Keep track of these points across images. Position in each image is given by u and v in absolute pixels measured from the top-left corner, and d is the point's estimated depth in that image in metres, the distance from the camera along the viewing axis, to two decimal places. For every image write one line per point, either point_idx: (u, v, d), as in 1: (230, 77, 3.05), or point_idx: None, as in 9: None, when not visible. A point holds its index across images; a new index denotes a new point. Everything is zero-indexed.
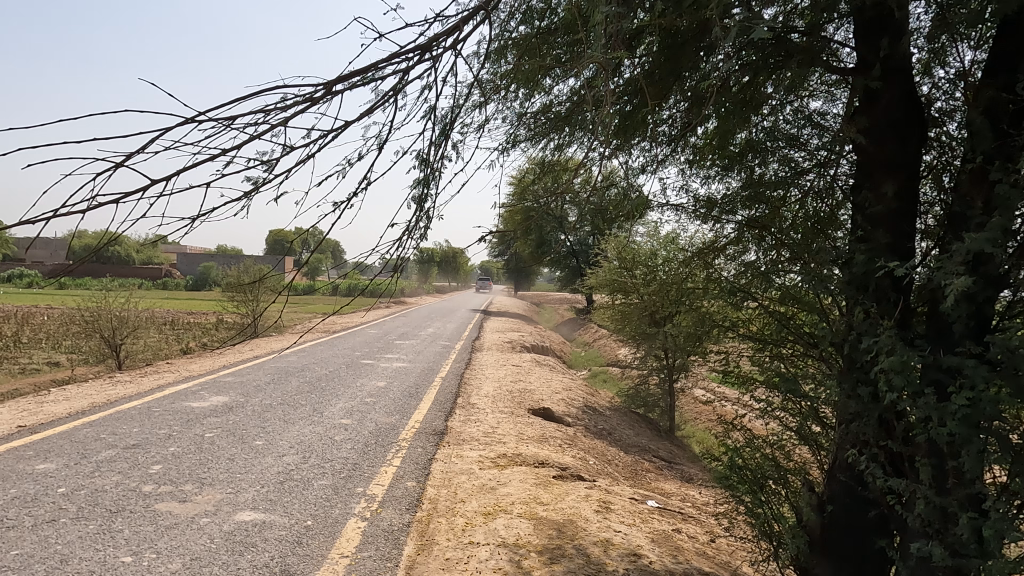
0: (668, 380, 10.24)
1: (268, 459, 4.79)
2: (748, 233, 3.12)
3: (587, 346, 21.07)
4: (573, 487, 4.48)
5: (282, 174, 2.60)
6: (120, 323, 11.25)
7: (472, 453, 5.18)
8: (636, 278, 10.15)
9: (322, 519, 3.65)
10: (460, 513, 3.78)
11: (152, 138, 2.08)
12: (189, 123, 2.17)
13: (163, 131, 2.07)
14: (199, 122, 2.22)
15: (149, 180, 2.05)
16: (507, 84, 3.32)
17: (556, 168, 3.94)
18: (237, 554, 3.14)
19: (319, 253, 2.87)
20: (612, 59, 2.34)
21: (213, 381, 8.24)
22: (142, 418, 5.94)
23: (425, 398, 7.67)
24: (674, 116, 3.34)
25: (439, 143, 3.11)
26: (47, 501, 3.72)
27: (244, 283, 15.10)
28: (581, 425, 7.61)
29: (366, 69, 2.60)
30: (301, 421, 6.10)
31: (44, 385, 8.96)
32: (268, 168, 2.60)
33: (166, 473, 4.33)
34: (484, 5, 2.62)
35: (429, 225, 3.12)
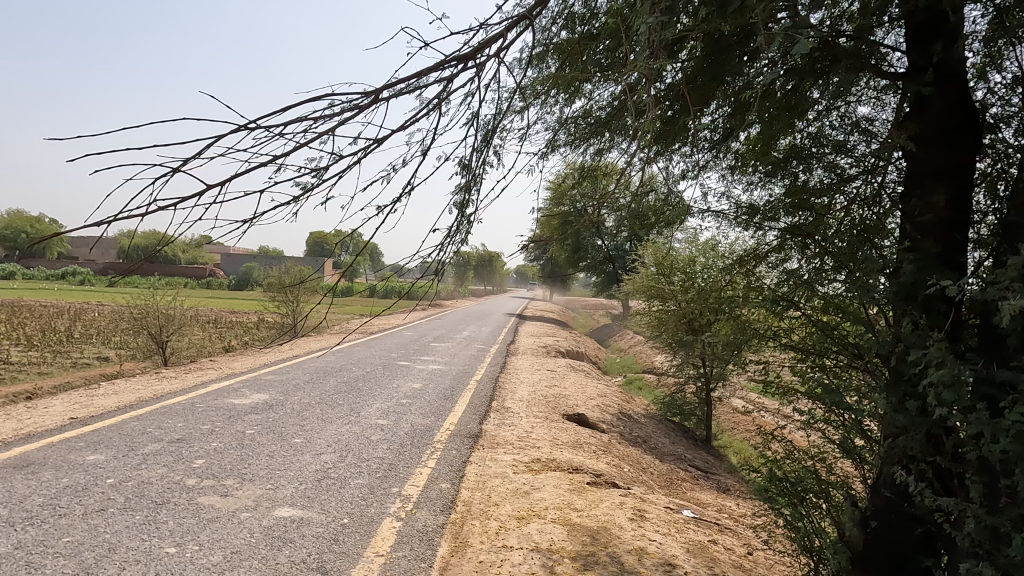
0: (705, 389, 10.08)
1: (307, 457, 4.88)
2: (792, 240, 3.07)
3: (623, 353, 20.85)
4: (607, 495, 4.44)
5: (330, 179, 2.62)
6: (167, 320, 11.59)
7: (506, 457, 5.18)
8: (674, 285, 10.07)
9: (357, 517, 3.69)
10: (494, 516, 3.79)
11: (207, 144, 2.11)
12: (241, 131, 2.19)
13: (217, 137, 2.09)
14: (251, 129, 2.25)
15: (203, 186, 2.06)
16: (548, 90, 3.32)
17: (595, 173, 3.95)
18: (276, 549, 3.21)
19: (356, 255, 2.90)
20: (656, 67, 2.29)
21: (254, 379, 8.43)
22: (186, 413, 6.11)
23: (460, 401, 7.70)
24: (716, 121, 3.31)
25: (483, 150, 3.13)
26: (97, 491, 3.86)
27: (285, 283, 15.40)
28: (616, 432, 7.55)
29: (411, 75, 2.61)
30: (339, 421, 6.19)
31: (94, 380, 9.28)
32: (316, 174, 2.63)
33: (209, 467, 4.44)
34: (527, 12, 2.62)
35: (470, 230, 3.12)
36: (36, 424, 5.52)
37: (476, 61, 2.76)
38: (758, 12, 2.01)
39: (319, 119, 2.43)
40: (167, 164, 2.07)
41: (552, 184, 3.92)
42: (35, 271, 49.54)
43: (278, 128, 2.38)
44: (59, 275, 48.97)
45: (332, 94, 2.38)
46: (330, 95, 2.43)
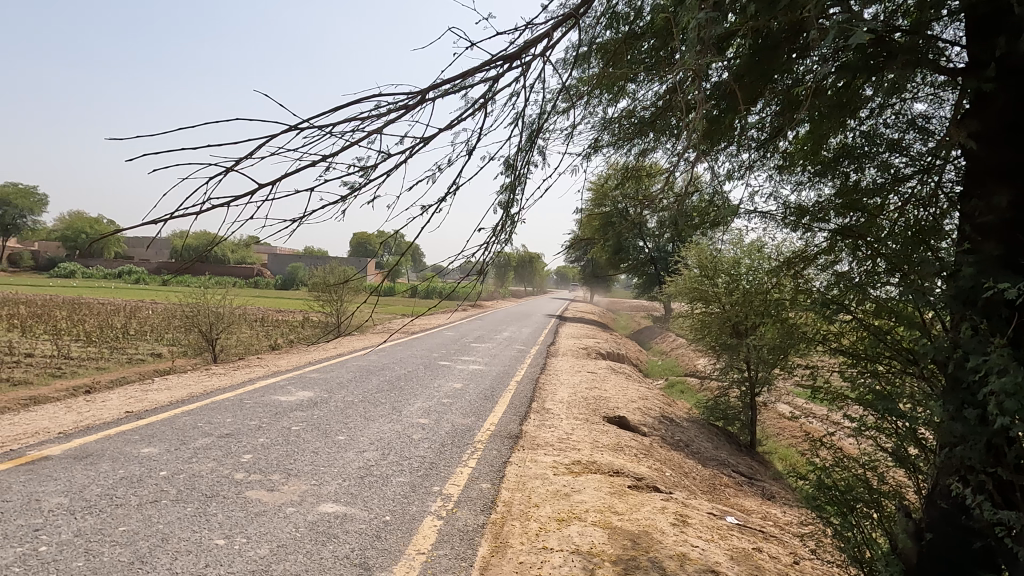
0: (750, 394, 9.87)
1: (350, 454, 4.96)
2: (842, 242, 2.99)
3: (665, 355, 20.59)
4: (649, 499, 4.39)
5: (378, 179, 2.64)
6: (217, 318, 11.93)
7: (546, 458, 5.17)
8: (717, 287, 9.91)
9: (399, 515, 3.74)
10: (534, 517, 3.79)
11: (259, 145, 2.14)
12: (292, 131, 2.22)
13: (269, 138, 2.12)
14: (301, 129, 2.28)
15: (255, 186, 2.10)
16: (593, 90, 3.30)
17: (638, 173, 3.94)
18: (320, 543, 3.27)
19: (399, 255, 2.90)
20: (704, 65, 2.25)
21: (300, 376, 8.61)
22: (235, 409, 6.28)
23: (500, 401, 7.72)
24: (764, 120, 3.26)
25: (526, 151, 3.14)
26: (151, 482, 3.99)
27: (330, 283, 15.68)
28: (657, 436, 7.46)
29: (457, 76, 2.62)
30: (381, 419, 6.27)
31: (148, 375, 9.62)
32: (364, 174, 2.65)
33: (256, 462, 4.56)
34: (574, 11, 2.60)
35: (514, 231, 3.11)
36: (95, 417, 5.75)
37: (522, 62, 2.76)
38: (810, 7, 1.96)
39: (368, 119, 2.46)
40: (220, 165, 2.10)
41: (595, 185, 3.91)
42: (93, 270, 51.62)
43: (327, 129, 2.41)
44: (116, 274, 50.92)
45: (380, 95, 2.39)
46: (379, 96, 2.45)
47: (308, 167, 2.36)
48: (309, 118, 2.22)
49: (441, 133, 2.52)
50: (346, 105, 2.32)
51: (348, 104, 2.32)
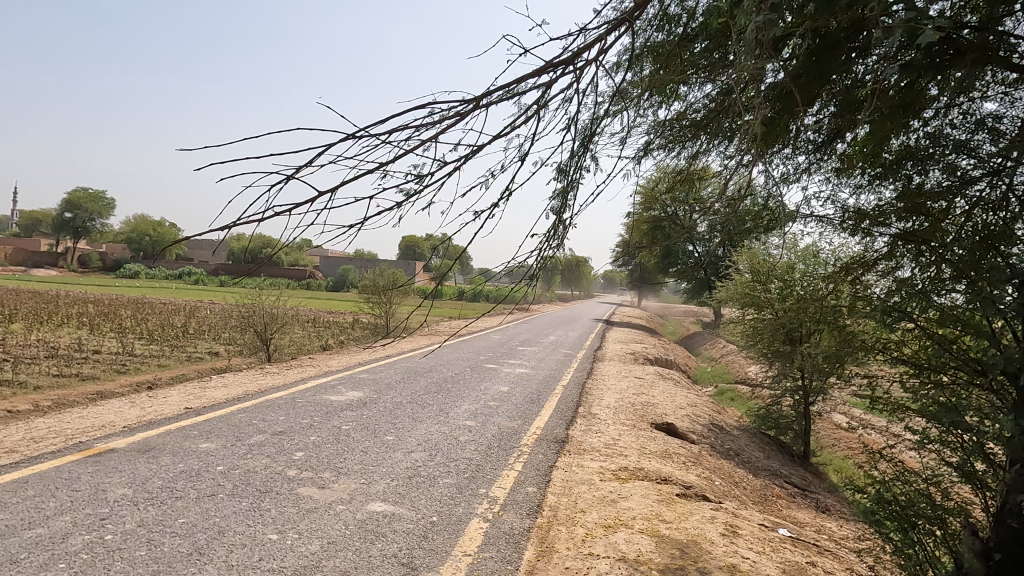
0: (804, 402, 9.59)
1: (398, 454, 5.03)
2: (905, 247, 2.89)
3: (715, 362, 20.18)
4: (697, 508, 4.31)
5: (431, 186, 2.64)
6: (271, 319, 12.27)
7: (593, 464, 5.14)
8: (770, 292, 9.68)
9: (446, 516, 3.77)
10: (580, 523, 3.76)
11: (318, 154, 2.14)
12: (349, 139, 2.24)
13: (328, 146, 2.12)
14: (358, 137, 2.30)
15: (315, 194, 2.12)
16: (645, 93, 3.27)
17: (690, 176, 3.89)
18: (369, 541, 3.32)
19: (448, 259, 2.92)
20: (761, 66, 2.20)
21: (350, 377, 8.78)
22: (288, 407, 6.45)
23: (547, 405, 7.70)
24: (821, 122, 3.18)
25: (577, 155, 3.13)
26: (208, 476, 4.14)
27: (379, 285, 15.93)
28: (706, 443, 7.32)
29: (510, 81, 2.63)
30: (429, 420, 6.34)
31: (206, 373, 9.97)
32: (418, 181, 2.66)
33: (308, 460, 4.67)
34: (628, 14, 2.58)
35: (566, 236, 3.10)
36: (157, 412, 5.99)
37: (574, 66, 2.75)
38: (872, 5, 1.90)
39: (422, 126, 2.47)
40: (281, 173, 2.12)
41: (646, 188, 3.88)
42: (156, 271, 53.79)
43: (383, 136, 2.42)
44: (178, 275, 52.97)
45: (435, 102, 2.41)
46: (433, 102, 2.47)
47: (364, 175, 2.37)
48: (366, 126, 2.24)
49: (494, 139, 2.52)
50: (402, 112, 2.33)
51: (404, 111, 2.34)
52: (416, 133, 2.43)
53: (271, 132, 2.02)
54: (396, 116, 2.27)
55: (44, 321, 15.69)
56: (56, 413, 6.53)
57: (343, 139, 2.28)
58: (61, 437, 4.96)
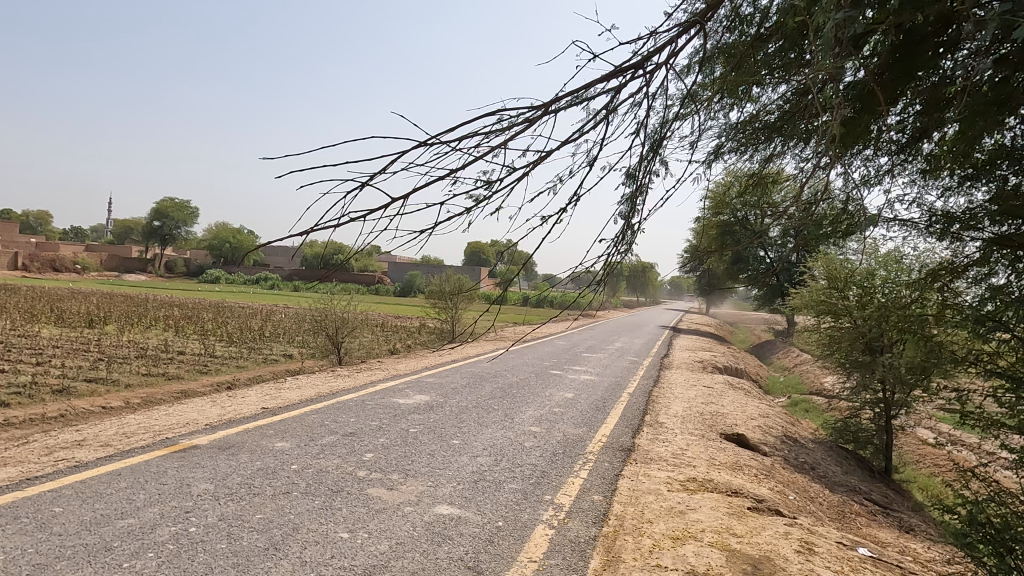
0: (885, 415, 9.11)
1: (464, 458, 5.08)
2: (998, 253, 2.74)
3: (788, 371, 19.44)
4: (770, 522, 4.16)
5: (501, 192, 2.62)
6: (342, 323, 12.63)
7: (660, 474, 5.05)
8: (848, 300, 9.27)
9: (511, 521, 3.78)
10: (648, 533, 3.70)
11: (393, 162, 2.12)
12: (423, 146, 2.23)
13: (402, 154, 2.12)
14: (431, 144, 2.28)
15: (391, 202, 2.12)
16: (717, 97, 3.20)
17: (764, 178, 3.80)
18: (436, 544, 3.36)
19: (512, 265, 2.91)
20: (842, 68, 2.12)
21: (417, 381, 8.93)
22: (358, 409, 6.63)
23: (613, 413, 7.61)
24: (905, 121, 3.04)
25: (646, 159, 3.09)
26: (284, 475, 4.30)
27: (445, 290, 16.14)
28: (779, 456, 7.06)
29: (581, 87, 2.60)
30: (494, 425, 6.38)
31: (281, 375, 10.36)
32: (488, 188, 2.64)
33: (377, 461, 4.78)
34: (701, 16, 2.52)
35: (635, 242, 3.05)
36: (236, 412, 6.28)
37: (644, 71, 2.72)
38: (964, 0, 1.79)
39: (493, 133, 2.46)
40: (355, 180, 2.12)
41: (715, 193, 3.80)
42: (235, 277, 56.33)
43: (455, 144, 2.40)
44: (255, 280, 55.35)
45: (506, 107, 2.40)
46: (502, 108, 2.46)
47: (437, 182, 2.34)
48: (439, 133, 2.23)
49: (565, 145, 2.50)
50: (475, 118, 2.31)
51: (476, 118, 2.32)
52: (485, 140, 2.43)
53: (347, 140, 2.02)
54: (467, 124, 2.29)
55: (135, 323, 16.66)
56: (145, 410, 6.94)
57: (416, 146, 2.27)
58: (149, 433, 5.26)
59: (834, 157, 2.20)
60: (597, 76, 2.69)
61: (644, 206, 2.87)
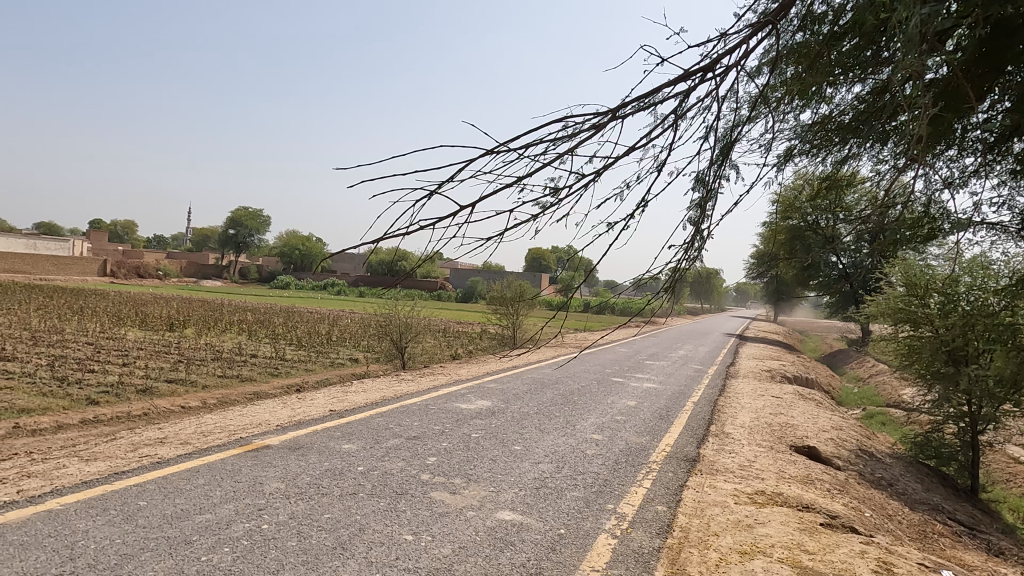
0: (970, 430, 8.61)
1: (525, 464, 5.09)
2: None
3: (862, 383, 18.59)
4: (845, 540, 3.98)
5: (567, 198, 2.64)
6: (406, 328, 12.87)
7: (727, 485, 4.91)
8: (929, 307, 8.80)
9: (573, 529, 3.76)
10: (714, 546, 3.61)
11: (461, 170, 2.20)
12: (490, 155, 2.30)
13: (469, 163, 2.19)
14: (497, 152, 2.34)
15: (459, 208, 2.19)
16: (788, 98, 3.13)
17: (838, 181, 3.69)
18: (499, 549, 3.38)
19: (572, 270, 2.90)
20: (926, 66, 2.03)
21: (479, 386, 9.00)
22: (421, 413, 6.74)
23: (676, 422, 7.45)
24: (993, 118, 2.89)
25: (716, 163, 3.04)
26: (351, 476, 4.41)
27: (506, 296, 16.22)
28: (854, 470, 6.75)
29: (648, 92, 2.60)
30: (556, 432, 6.36)
31: (347, 378, 10.63)
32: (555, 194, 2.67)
33: (440, 465, 4.84)
34: (774, 16, 2.48)
35: (705, 247, 3.01)
36: (306, 414, 6.48)
37: (714, 74, 2.69)
38: None
39: (559, 140, 2.49)
40: (426, 188, 2.20)
41: (786, 196, 3.71)
42: (303, 283, 58.24)
43: (521, 152, 2.45)
44: (322, 285, 57.02)
45: (572, 114, 2.42)
46: (568, 115, 2.49)
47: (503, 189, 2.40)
48: (506, 141, 2.29)
49: (633, 150, 2.49)
50: (541, 126, 2.35)
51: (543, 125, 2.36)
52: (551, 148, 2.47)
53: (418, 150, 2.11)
54: (534, 132, 2.33)
55: (211, 327, 17.45)
56: (220, 411, 7.25)
57: (483, 155, 2.34)
58: (224, 432, 5.49)
59: (920, 158, 2.12)
60: (665, 82, 2.68)
61: (714, 211, 2.83)
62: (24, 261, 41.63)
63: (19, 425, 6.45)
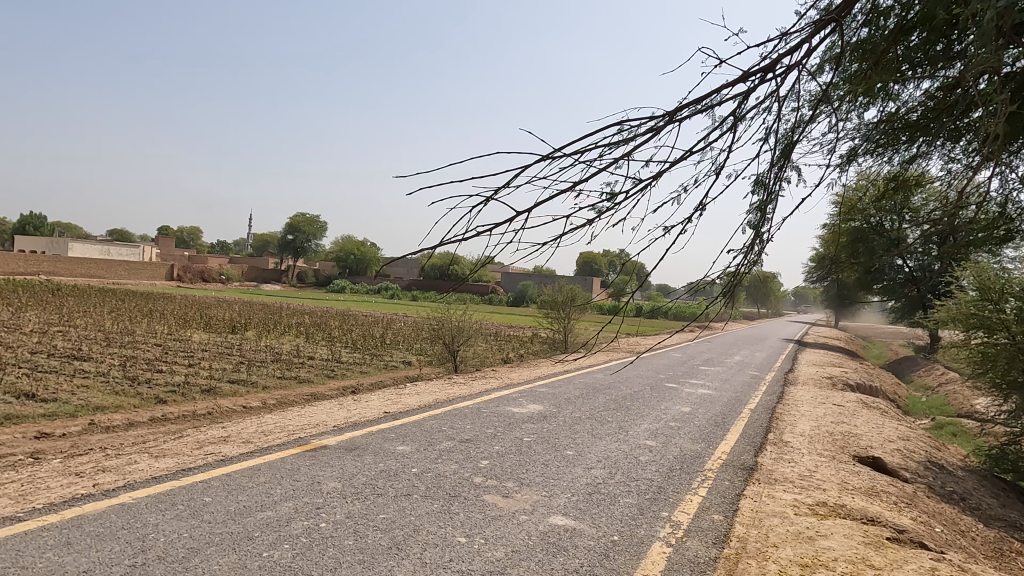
0: None
1: (578, 469, 5.06)
2: None
3: (931, 392, 17.75)
4: (914, 556, 3.80)
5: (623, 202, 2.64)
6: (458, 331, 12.99)
7: (786, 496, 4.77)
8: (1005, 313, 8.40)
9: (627, 536, 3.71)
10: (773, 558, 3.51)
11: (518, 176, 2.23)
12: (546, 160, 2.33)
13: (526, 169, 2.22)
14: (553, 158, 2.36)
15: (515, 213, 2.22)
16: (852, 97, 3.05)
17: (906, 180, 3.56)
18: (551, 554, 3.37)
19: (624, 274, 2.89)
20: (1003, 61, 1.95)
21: (530, 390, 9.01)
22: (473, 416, 6.79)
23: (732, 429, 7.28)
24: None
25: (776, 166, 2.98)
26: (405, 477, 4.47)
27: (558, 300, 16.18)
28: (923, 483, 6.46)
29: (705, 94, 2.58)
30: (608, 437, 6.31)
31: (400, 381, 10.80)
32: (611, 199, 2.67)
33: (493, 468, 4.86)
34: (836, 14, 2.43)
35: (764, 251, 2.96)
36: (361, 415, 6.62)
37: (775, 75, 2.64)
38: None
39: (615, 144, 2.49)
40: (483, 194, 2.24)
41: (850, 198, 3.60)
42: (358, 287, 59.49)
43: (576, 157, 2.47)
44: (376, 289, 58.13)
45: (629, 118, 2.43)
46: (624, 119, 2.49)
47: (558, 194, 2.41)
48: (563, 146, 2.31)
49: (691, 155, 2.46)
50: (597, 131, 2.36)
51: (599, 130, 2.37)
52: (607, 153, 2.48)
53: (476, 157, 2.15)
54: (589, 137, 2.34)
55: (270, 330, 18.02)
56: (280, 411, 7.47)
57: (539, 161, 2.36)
58: (284, 432, 5.65)
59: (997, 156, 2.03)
60: (723, 83, 2.65)
61: (773, 215, 2.77)
62: (99, 266, 43.91)
63: (94, 422, 6.80)
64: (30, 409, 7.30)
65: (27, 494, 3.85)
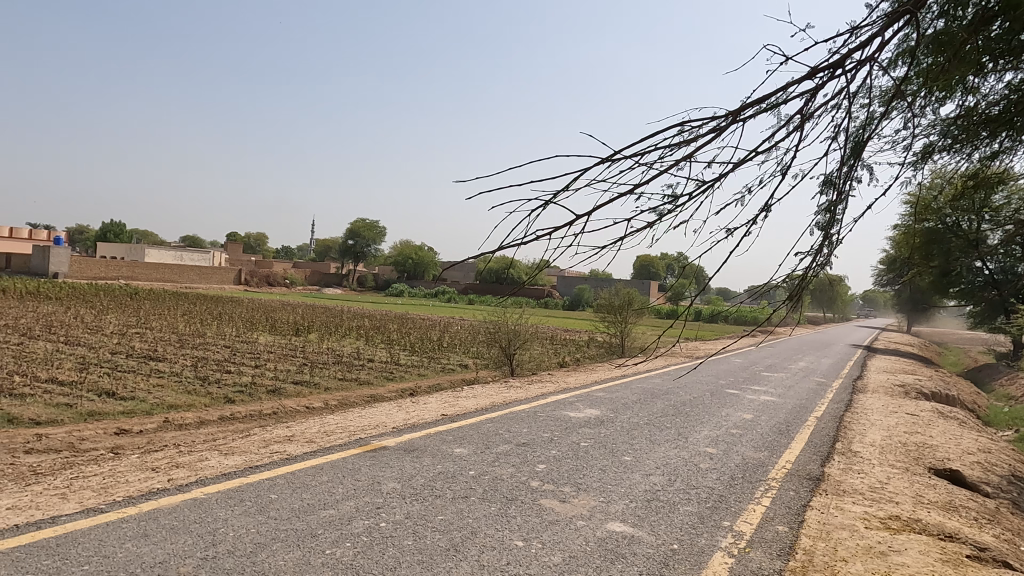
0: None
1: (636, 476, 4.99)
2: None
3: (1014, 401, 16.72)
4: None
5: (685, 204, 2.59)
6: (514, 335, 13.04)
7: (856, 508, 4.58)
8: None
9: (688, 545, 3.64)
10: (843, 573, 3.37)
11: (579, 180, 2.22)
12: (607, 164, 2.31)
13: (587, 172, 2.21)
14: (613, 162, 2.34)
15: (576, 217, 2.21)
16: (929, 91, 2.91)
17: (988, 176, 3.37)
18: (609, 561, 3.33)
19: (681, 278, 2.82)
20: None
21: (587, 394, 8.95)
22: (530, 420, 6.79)
23: (798, 437, 7.04)
24: None
25: (847, 164, 2.87)
26: (462, 479, 4.51)
27: (614, 304, 16.04)
28: (1007, 498, 6.08)
29: (771, 92, 2.51)
30: (667, 444, 6.20)
31: (457, 384, 10.91)
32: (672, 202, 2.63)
33: (550, 473, 4.85)
34: (913, 5, 2.32)
35: (834, 253, 2.85)
36: (419, 417, 6.71)
37: (845, 71, 2.55)
38: None
39: (677, 146, 2.45)
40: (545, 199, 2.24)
41: (925, 195, 3.44)
42: (415, 291, 60.47)
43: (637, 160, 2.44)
44: (433, 293, 58.96)
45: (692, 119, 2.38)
46: (686, 119, 2.44)
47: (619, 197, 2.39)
48: (623, 149, 2.29)
49: (755, 155, 2.40)
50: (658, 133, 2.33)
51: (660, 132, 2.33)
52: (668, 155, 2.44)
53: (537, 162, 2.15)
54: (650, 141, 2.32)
55: (333, 332, 18.51)
56: (341, 412, 7.66)
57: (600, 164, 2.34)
58: (345, 432, 5.80)
59: None
60: (790, 80, 2.57)
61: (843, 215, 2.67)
62: (173, 271, 46.09)
63: (168, 420, 7.14)
64: (111, 407, 7.71)
65: (108, 487, 4.07)
